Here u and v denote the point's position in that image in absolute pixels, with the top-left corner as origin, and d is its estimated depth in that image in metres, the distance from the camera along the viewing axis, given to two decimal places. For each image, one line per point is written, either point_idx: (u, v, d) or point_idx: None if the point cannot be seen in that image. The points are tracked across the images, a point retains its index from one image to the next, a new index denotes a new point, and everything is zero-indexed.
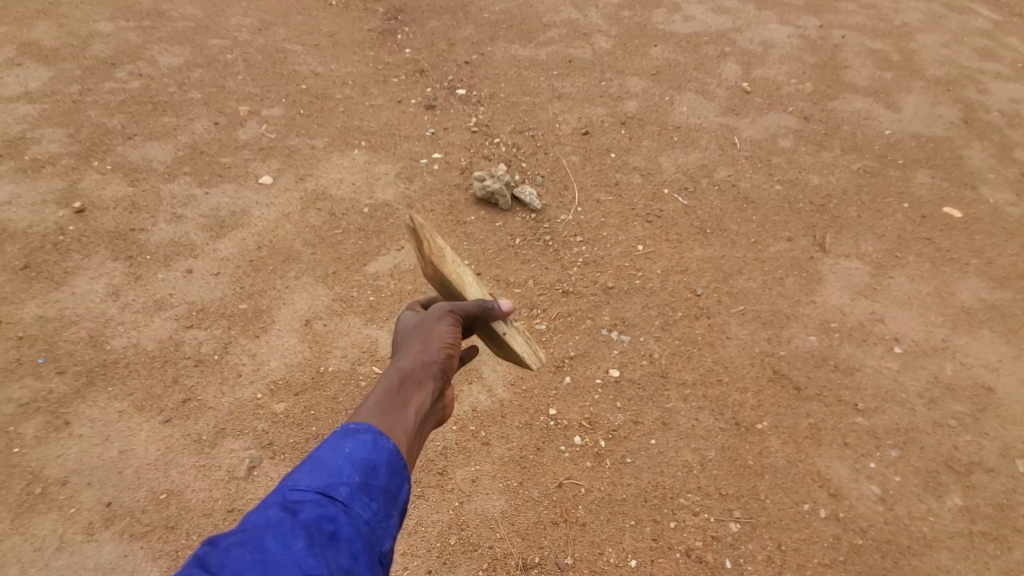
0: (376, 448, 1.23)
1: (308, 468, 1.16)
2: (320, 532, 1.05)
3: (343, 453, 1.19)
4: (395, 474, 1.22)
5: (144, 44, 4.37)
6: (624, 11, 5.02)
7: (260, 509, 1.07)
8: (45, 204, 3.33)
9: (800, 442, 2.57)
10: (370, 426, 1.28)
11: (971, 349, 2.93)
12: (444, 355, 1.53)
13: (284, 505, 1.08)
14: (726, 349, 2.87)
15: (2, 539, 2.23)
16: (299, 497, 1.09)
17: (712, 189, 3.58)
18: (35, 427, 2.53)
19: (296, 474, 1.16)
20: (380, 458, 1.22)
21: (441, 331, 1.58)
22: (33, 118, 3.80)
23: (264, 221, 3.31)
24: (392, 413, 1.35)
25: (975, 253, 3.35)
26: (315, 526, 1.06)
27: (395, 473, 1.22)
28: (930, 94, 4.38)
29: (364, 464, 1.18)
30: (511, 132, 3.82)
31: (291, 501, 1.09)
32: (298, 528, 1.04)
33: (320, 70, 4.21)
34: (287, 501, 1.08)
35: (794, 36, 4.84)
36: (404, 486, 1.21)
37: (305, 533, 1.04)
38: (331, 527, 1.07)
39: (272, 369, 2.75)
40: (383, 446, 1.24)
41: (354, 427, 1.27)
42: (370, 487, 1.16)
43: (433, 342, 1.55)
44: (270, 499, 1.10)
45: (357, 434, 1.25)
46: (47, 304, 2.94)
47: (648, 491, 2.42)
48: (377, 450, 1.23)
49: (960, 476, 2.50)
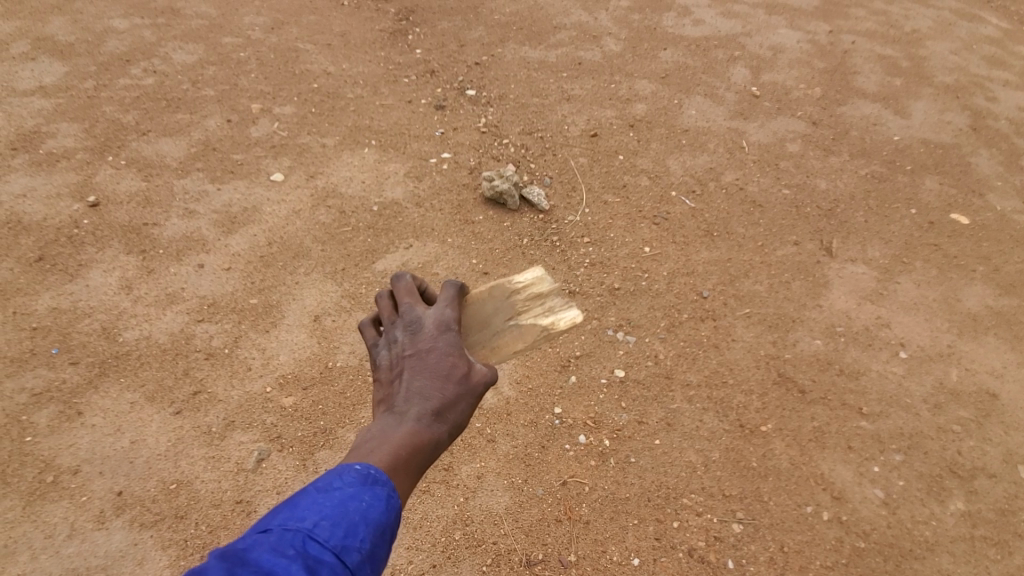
0: (390, 508, 1.10)
1: (327, 515, 1.01)
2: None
3: (361, 508, 1.05)
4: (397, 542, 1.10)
5: (158, 41, 4.42)
6: (633, 14, 5.04)
7: (278, 552, 0.93)
8: (60, 197, 3.38)
9: (804, 445, 2.59)
10: (389, 479, 1.15)
11: (976, 356, 2.94)
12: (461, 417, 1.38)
13: (305, 560, 0.94)
14: (731, 352, 2.89)
15: (14, 525, 2.27)
16: (316, 553, 0.96)
17: (719, 192, 3.60)
18: (49, 416, 2.58)
19: (311, 512, 1.01)
20: (391, 521, 1.08)
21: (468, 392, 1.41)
22: (49, 112, 3.86)
23: (275, 217, 3.35)
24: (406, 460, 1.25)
25: (982, 259, 3.36)
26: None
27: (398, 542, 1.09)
28: (938, 101, 4.38)
29: (379, 528, 1.05)
30: (520, 133, 3.85)
31: (310, 557, 0.95)
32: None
33: (332, 69, 4.26)
34: (307, 556, 0.94)
35: (803, 41, 4.85)
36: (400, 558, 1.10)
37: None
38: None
39: (281, 363, 2.78)
40: (395, 506, 1.11)
41: (372, 476, 1.13)
42: (377, 557, 1.04)
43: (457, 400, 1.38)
44: (287, 542, 0.95)
45: (374, 484, 1.11)
46: (61, 296, 2.98)
47: (652, 491, 2.44)
48: (389, 511, 1.09)
49: (963, 481, 2.51)
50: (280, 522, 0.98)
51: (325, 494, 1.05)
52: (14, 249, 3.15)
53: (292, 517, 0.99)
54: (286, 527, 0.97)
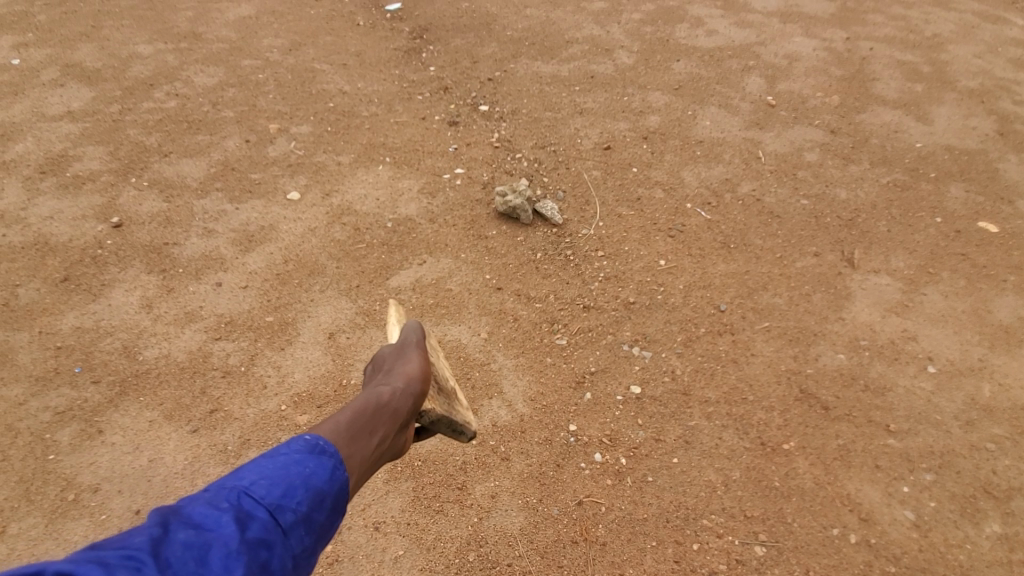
0: (331, 479, 1.29)
1: (267, 477, 1.20)
2: (256, 557, 1.09)
3: (302, 474, 1.24)
4: (336, 510, 1.27)
5: (181, 66, 4.54)
6: (646, 27, 5.03)
7: (214, 507, 1.12)
8: (85, 219, 3.47)
9: (829, 464, 2.51)
10: (335, 452, 1.35)
11: (1010, 370, 2.83)
12: (420, 389, 1.71)
13: (236, 513, 1.12)
14: (751, 367, 2.82)
15: (36, 543, 2.30)
16: (249, 508, 1.14)
17: (736, 204, 3.55)
18: (70, 435, 2.62)
19: (252, 475, 1.21)
20: (330, 490, 1.27)
21: (416, 356, 1.80)
22: (76, 136, 3.97)
23: (291, 235, 3.39)
24: (358, 439, 1.44)
25: (1013, 269, 3.24)
26: (254, 549, 1.09)
27: (336, 510, 1.27)
28: (962, 106, 4.27)
29: (315, 493, 1.24)
30: (533, 147, 3.85)
31: (242, 510, 1.13)
32: (242, 547, 1.07)
33: (347, 89, 4.32)
34: (238, 509, 1.13)
35: (820, 49, 4.78)
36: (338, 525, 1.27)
37: (246, 552, 1.08)
38: (267, 554, 1.11)
39: (296, 381, 2.80)
40: (336, 478, 1.31)
41: (319, 447, 1.33)
42: (312, 520, 1.21)
43: (409, 367, 1.75)
44: (223, 497, 1.14)
45: (319, 456, 1.31)
46: (84, 315, 3.05)
47: (670, 511, 2.39)
48: (331, 481, 1.29)
49: (999, 502, 2.40)
50: (223, 481, 1.19)
51: (271, 459, 1.25)
52: (41, 270, 3.23)
53: (234, 479, 1.20)
54: (227, 485, 1.18)
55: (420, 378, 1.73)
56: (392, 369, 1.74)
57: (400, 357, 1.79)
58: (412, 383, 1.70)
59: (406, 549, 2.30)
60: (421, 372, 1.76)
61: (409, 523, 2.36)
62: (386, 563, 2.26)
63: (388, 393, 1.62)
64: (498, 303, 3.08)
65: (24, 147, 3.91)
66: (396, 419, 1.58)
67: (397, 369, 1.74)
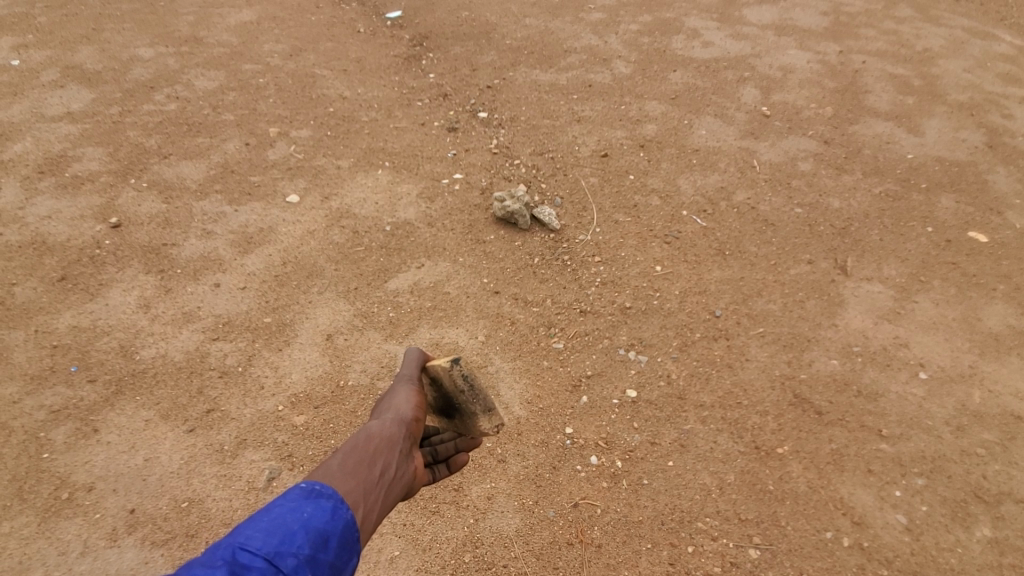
0: (335, 518, 1.23)
1: (262, 528, 1.15)
2: None
3: (301, 518, 1.19)
4: (345, 548, 1.22)
5: (182, 69, 4.56)
6: (643, 37, 5.10)
7: (208, 566, 1.05)
8: (84, 219, 3.47)
9: (822, 468, 2.53)
10: (333, 491, 1.28)
11: (1000, 376, 2.86)
12: (411, 419, 1.61)
13: (230, 567, 1.06)
14: (746, 372, 2.85)
15: (27, 542, 2.29)
16: (246, 560, 1.08)
17: (731, 212, 3.59)
18: (65, 433, 2.62)
19: (248, 530, 1.15)
20: (335, 529, 1.22)
21: (403, 390, 1.73)
22: (76, 137, 3.98)
23: (290, 238, 3.41)
24: (356, 472, 1.35)
25: (1002, 277, 3.28)
26: None
27: (346, 548, 1.22)
28: (952, 118, 4.35)
29: (317, 534, 1.18)
30: (531, 154, 3.89)
31: (238, 564, 1.07)
32: None
33: (347, 94, 4.35)
34: (234, 564, 1.07)
35: (814, 62, 4.86)
36: (352, 564, 1.22)
37: None
38: None
39: (293, 382, 2.80)
40: (340, 516, 1.25)
41: (317, 490, 1.27)
42: (318, 560, 1.15)
43: (397, 400, 1.67)
44: (217, 556, 1.08)
45: (318, 498, 1.25)
46: (81, 314, 3.05)
47: (666, 514, 2.40)
48: (334, 520, 1.23)
49: (989, 506, 2.43)
50: (216, 542, 1.12)
51: (266, 511, 1.19)
52: (38, 268, 3.24)
53: (227, 538, 1.13)
54: (221, 544, 1.11)
55: (411, 408, 1.65)
56: (383, 407, 1.66)
57: (387, 395, 1.72)
58: (403, 413, 1.62)
59: (402, 550, 2.30)
60: (412, 402, 1.67)
61: (406, 525, 2.37)
62: (381, 564, 2.26)
63: (378, 427, 1.54)
64: (495, 307, 3.11)
65: (23, 147, 3.92)
66: (395, 450, 1.49)
67: (387, 405, 1.66)
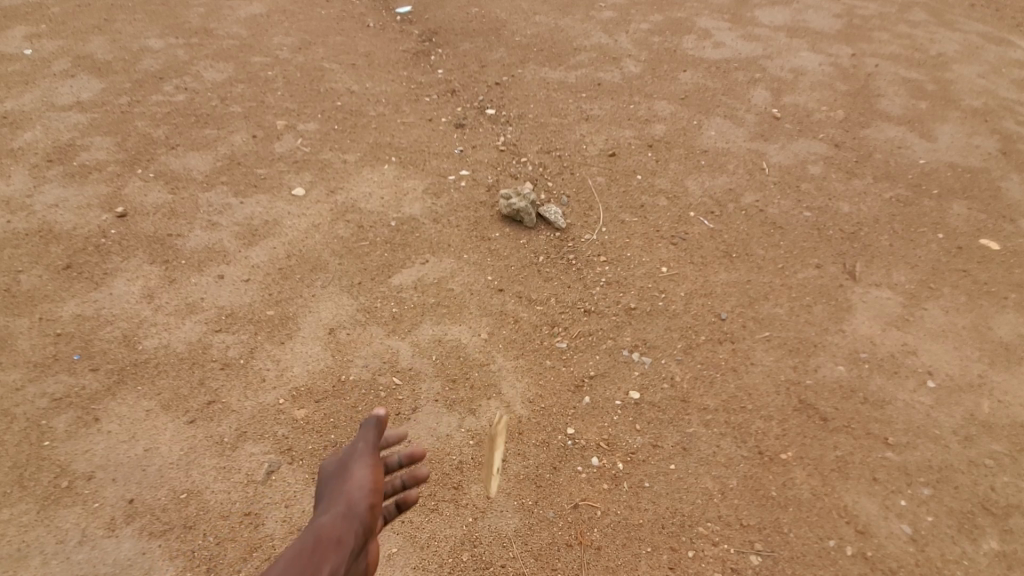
0: None
1: None
2: None
3: None
4: None
5: (191, 60, 4.57)
6: (653, 37, 5.07)
7: None
8: (90, 208, 3.48)
9: (826, 475, 2.50)
10: None
11: (1010, 387, 2.82)
12: (364, 511, 1.53)
13: None
14: (750, 375, 2.82)
15: (27, 530, 2.29)
16: None
17: (739, 214, 3.56)
18: (66, 421, 2.61)
19: None
20: None
21: (360, 473, 1.65)
22: (84, 126, 3.99)
23: (295, 231, 3.40)
24: None
25: (1014, 287, 3.24)
26: None
27: None
28: (966, 124, 4.29)
29: None
30: (538, 152, 3.87)
31: None
32: None
33: (356, 88, 4.34)
34: None
35: (826, 64, 4.82)
36: None
37: None
38: None
39: (295, 375, 2.79)
40: None
41: None
42: None
43: (351, 490, 1.58)
44: None
45: None
46: (86, 303, 3.04)
47: (666, 518, 2.38)
48: None
49: (997, 519, 2.39)
50: None
51: None
52: (44, 256, 3.24)
53: None
54: None
55: (365, 499, 1.56)
56: (336, 496, 1.59)
57: (342, 482, 1.63)
58: (354, 507, 1.53)
59: (400, 547, 2.28)
60: (366, 491, 1.59)
61: (404, 522, 2.35)
62: (379, 560, 2.25)
63: (326, 527, 1.46)
64: (499, 305, 3.09)
65: (32, 135, 3.92)
66: (341, 552, 1.40)
67: (341, 498, 1.57)
